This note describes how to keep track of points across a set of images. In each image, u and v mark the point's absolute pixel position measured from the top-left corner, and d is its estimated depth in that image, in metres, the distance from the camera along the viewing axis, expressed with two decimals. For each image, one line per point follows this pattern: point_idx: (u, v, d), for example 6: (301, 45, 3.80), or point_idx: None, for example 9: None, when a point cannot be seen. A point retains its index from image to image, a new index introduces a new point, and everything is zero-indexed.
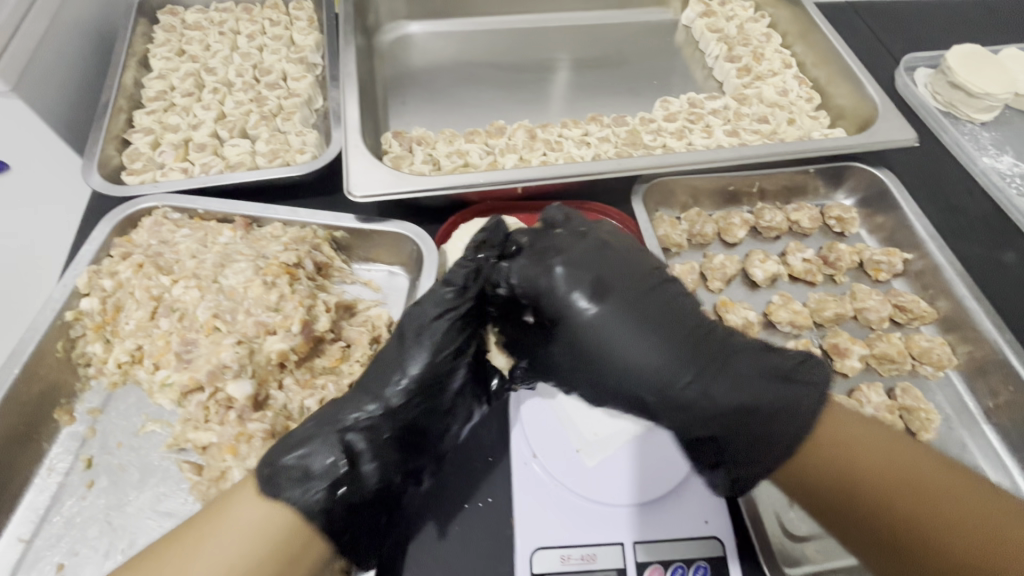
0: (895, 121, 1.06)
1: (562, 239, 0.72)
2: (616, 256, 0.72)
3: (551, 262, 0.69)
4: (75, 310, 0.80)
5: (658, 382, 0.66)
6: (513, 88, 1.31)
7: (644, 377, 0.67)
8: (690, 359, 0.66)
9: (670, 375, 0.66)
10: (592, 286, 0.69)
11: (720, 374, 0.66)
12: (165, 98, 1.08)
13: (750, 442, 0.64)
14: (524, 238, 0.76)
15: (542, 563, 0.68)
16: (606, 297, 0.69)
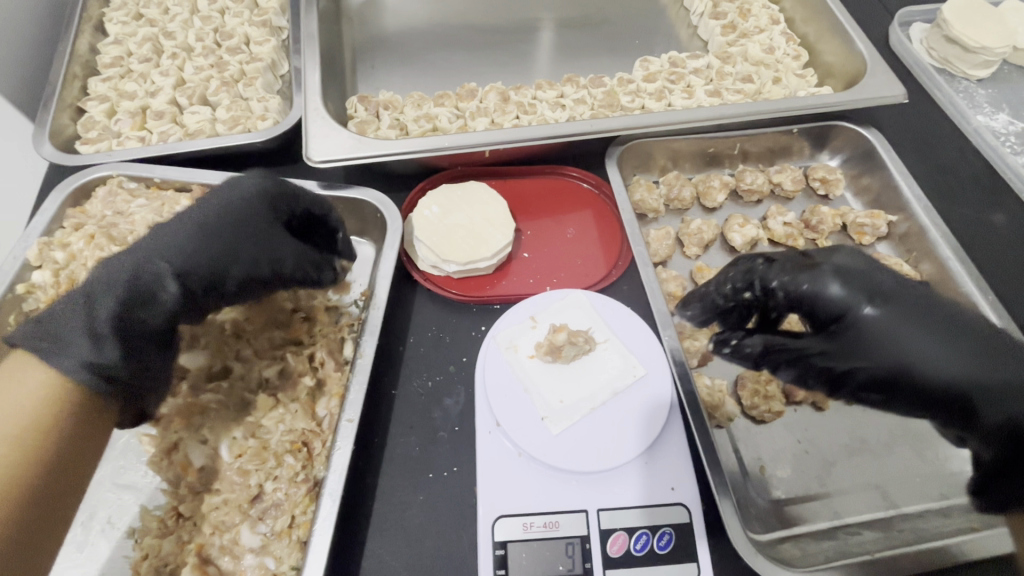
0: (884, 76, 1.01)
1: (826, 256, 0.69)
2: (878, 268, 0.68)
3: (840, 279, 0.67)
4: (26, 283, 0.78)
5: (926, 368, 0.64)
6: (489, 50, 1.26)
7: (907, 365, 0.65)
8: (964, 344, 0.65)
9: (960, 359, 0.64)
10: (868, 296, 0.66)
11: (996, 368, 0.64)
12: (122, 65, 1.04)
13: (1014, 407, 0.63)
14: (746, 273, 0.72)
15: (505, 530, 0.67)
16: (891, 299, 0.66)
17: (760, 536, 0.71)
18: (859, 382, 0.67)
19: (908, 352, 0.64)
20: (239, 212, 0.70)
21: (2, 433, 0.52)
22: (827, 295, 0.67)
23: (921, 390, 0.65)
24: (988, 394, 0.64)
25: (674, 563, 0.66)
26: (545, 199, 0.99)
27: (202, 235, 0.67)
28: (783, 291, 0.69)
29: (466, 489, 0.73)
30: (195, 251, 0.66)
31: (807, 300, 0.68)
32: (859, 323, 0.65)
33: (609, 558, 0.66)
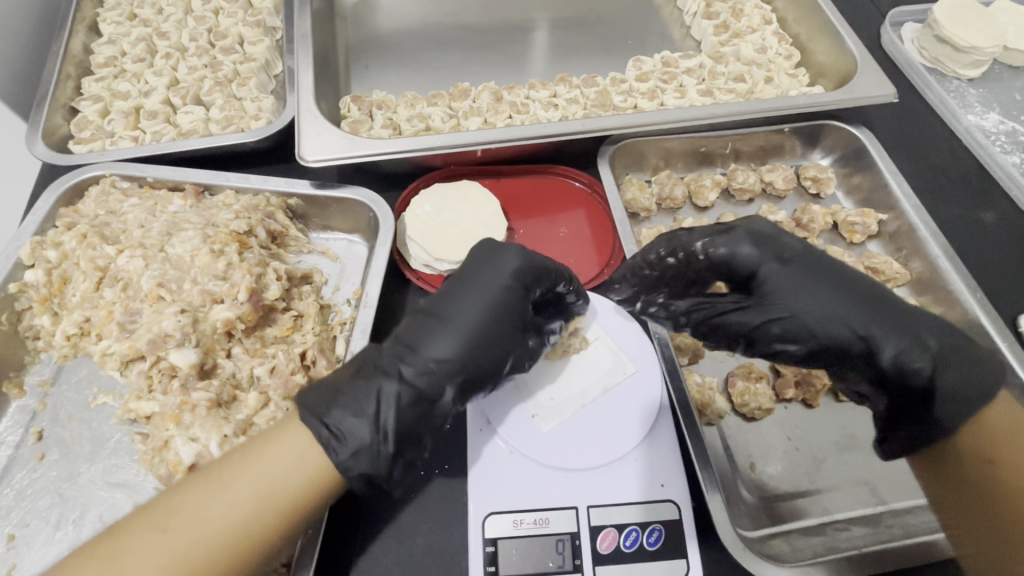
0: (875, 76, 1.01)
1: (742, 223, 0.76)
2: (788, 234, 0.75)
3: (750, 242, 0.74)
4: (19, 282, 0.78)
5: (831, 323, 0.69)
6: (483, 50, 1.26)
7: (810, 319, 0.69)
8: (864, 303, 0.70)
9: (864, 314, 0.70)
10: (778, 258, 0.73)
11: (898, 325, 0.69)
12: (115, 65, 1.04)
13: (914, 359, 0.68)
14: (670, 240, 0.78)
15: (496, 527, 0.67)
16: (797, 261, 0.72)
17: (748, 533, 0.71)
18: (777, 338, 0.70)
19: (814, 309, 0.70)
20: (479, 301, 0.69)
21: (259, 498, 0.54)
22: (738, 258, 0.74)
23: (830, 344, 0.70)
24: (889, 348, 0.69)
25: (664, 559, 0.67)
26: (537, 198, 0.99)
27: (456, 332, 0.67)
28: (705, 253, 0.76)
29: (457, 486, 0.73)
30: (356, 390, 0.63)
31: (722, 262, 0.75)
32: (768, 282, 0.72)
33: (599, 555, 0.66)
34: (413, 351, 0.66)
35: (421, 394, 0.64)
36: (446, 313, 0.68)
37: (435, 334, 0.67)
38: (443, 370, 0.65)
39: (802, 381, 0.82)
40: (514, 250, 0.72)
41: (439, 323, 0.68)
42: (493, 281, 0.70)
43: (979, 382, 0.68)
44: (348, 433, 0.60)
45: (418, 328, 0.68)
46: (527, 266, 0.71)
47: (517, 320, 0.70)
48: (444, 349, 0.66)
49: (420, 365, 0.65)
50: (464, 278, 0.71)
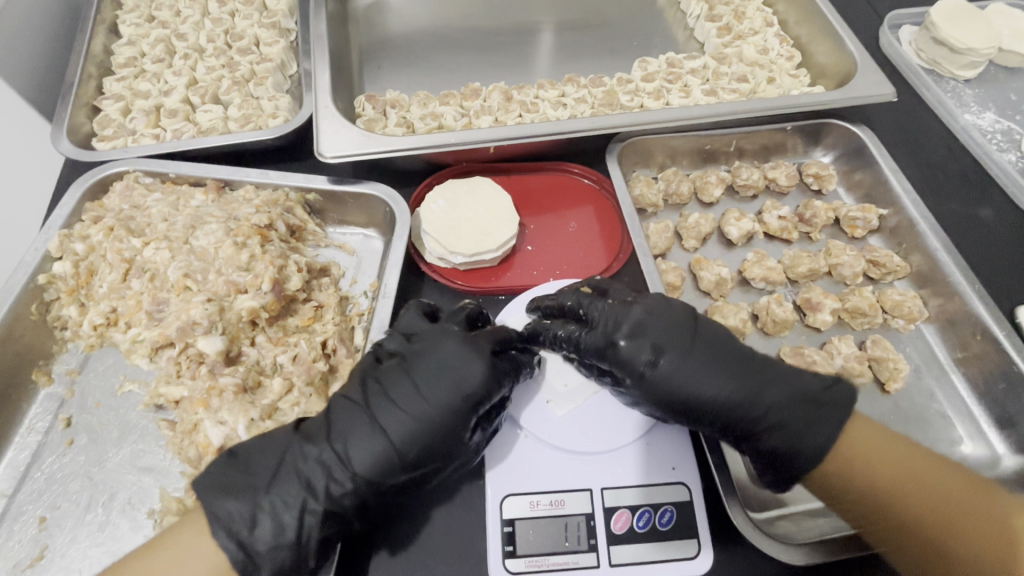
0: (874, 76, 1.05)
1: (599, 315, 0.72)
2: (665, 318, 0.69)
3: (625, 338, 0.68)
4: (47, 274, 0.80)
5: (705, 400, 0.66)
6: (491, 52, 1.29)
7: (690, 414, 0.68)
8: (756, 392, 0.66)
9: (740, 393, 0.66)
10: (652, 350, 0.68)
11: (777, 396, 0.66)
12: (135, 65, 1.07)
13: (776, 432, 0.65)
14: (540, 330, 0.76)
15: (513, 509, 0.70)
16: (677, 351, 0.68)
17: (757, 514, 0.74)
18: (656, 413, 0.71)
19: (690, 392, 0.66)
20: (427, 412, 0.65)
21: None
22: (610, 348, 0.69)
23: (710, 423, 0.68)
24: (769, 416, 0.65)
25: (675, 539, 0.69)
26: (547, 194, 1.02)
27: (392, 431, 0.64)
28: (578, 342, 0.72)
29: (475, 471, 0.76)
30: (283, 494, 0.61)
31: (598, 353, 0.70)
32: (650, 377, 0.67)
33: (613, 535, 0.69)
34: (344, 459, 0.63)
35: (338, 506, 0.63)
36: (386, 416, 0.65)
37: (368, 437, 0.64)
38: (378, 475, 0.64)
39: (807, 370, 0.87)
40: (478, 365, 0.67)
41: (370, 431, 0.64)
42: (439, 391, 0.66)
43: (820, 433, 0.64)
44: (261, 534, 0.59)
45: (344, 428, 0.65)
46: (489, 384, 0.67)
47: (461, 428, 0.66)
48: (369, 462, 0.63)
49: (351, 477, 0.63)
50: (414, 370, 0.68)
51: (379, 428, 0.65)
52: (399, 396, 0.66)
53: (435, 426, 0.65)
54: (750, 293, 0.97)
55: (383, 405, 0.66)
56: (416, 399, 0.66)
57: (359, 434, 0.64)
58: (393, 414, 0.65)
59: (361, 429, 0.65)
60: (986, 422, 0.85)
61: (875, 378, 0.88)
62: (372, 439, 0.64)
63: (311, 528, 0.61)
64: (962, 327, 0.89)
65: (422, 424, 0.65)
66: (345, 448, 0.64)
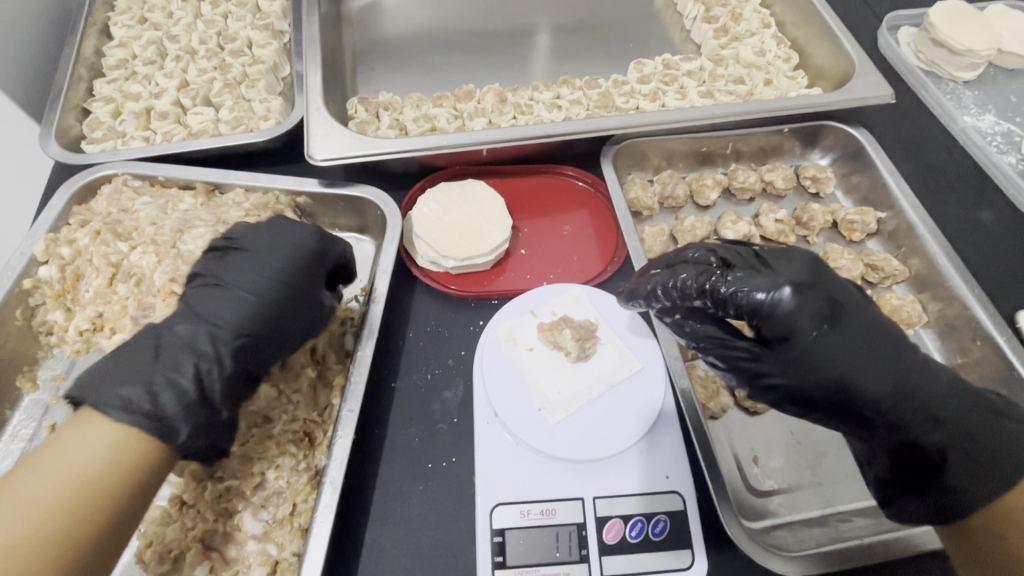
0: (872, 78, 1.03)
1: (785, 266, 0.62)
2: (829, 284, 0.63)
3: (793, 292, 0.61)
4: (33, 278, 0.79)
5: (854, 387, 0.62)
6: (486, 54, 1.28)
7: (844, 388, 0.62)
8: (892, 360, 0.62)
9: (891, 375, 0.62)
10: (822, 316, 0.61)
11: (914, 382, 0.62)
12: (126, 67, 1.06)
13: (940, 427, 0.63)
14: (700, 276, 0.67)
15: (503, 518, 0.69)
16: (839, 321, 0.62)
17: (752, 523, 0.73)
18: (781, 395, 0.65)
19: (837, 369, 0.61)
20: (267, 267, 0.71)
21: (57, 479, 0.49)
22: (775, 309, 0.61)
23: (845, 407, 0.64)
24: (907, 405, 0.62)
25: (669, 549, 0.68)
26: (541, 197, 1.01)
27: (249, 294, 0.69)
28: (733, 299, 0.63)
29: (465, 478, 0.75)
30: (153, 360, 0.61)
31: (764, 313, 0.62)
32: (803, 344, 0.61)
33: (605, 545, 0.67)
34: (208, 321, 0.66)
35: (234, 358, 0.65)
36: (238, 279, 0.70)
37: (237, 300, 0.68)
38: (231, 335, 0.66)
39: None
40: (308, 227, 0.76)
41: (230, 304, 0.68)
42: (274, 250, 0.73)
43: (1000, 466, 0.61)
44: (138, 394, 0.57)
45: (221, 306, 0.67)
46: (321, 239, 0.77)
47: (298, 295, 0.72)
48: (241, 320, 0.67)
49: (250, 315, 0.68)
50: (247, 251, 0.73)
51: (229, 292, 0.69)
52: (235, 271, 0.71)
53: (275, 290, 0.70)
54: None
55: (229, 274, 0.70)
56: (242, 273, 0.71)
57: (227, 304, 0.68)
58: (237, 282, 0.70)
59: (225, 299, 0.68)
60: None
61: None
62: (232, 306, 0.67)
63: (216, 388, 0.62)
64: (961, 332, 0.88)
65: (259, 292, 0.69)
66: (213, 314, 0.67)
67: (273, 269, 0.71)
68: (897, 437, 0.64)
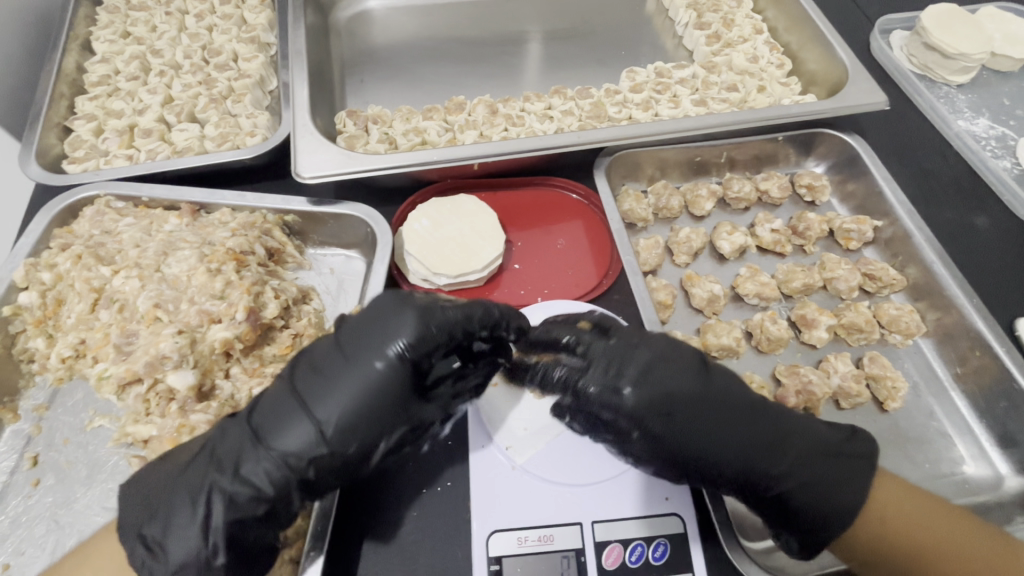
0: (865, 85, 1.02)
1: (625, 362, 0.64)
2: (676, 366, 0.65)
3: (633, 386, 0.63)
4: (13, 305, 0.77)
5: (713, 458, 0.64)
6: (477, 63, 1.26)
7: (703, 462, 0.64)
8: (746, 430, 0.65)
9: (745, 445, 0.64)
10: (660, 401, 0.64)
11: (778, 442, 0.65)
12: (109, 83, 1.04)
13: (789, 480, 0.64)
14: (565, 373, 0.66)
15: (500, 545, 0.67)
16: (682, 408, 0.64)
17: (755, 544, 0.71)
18: (664, 472, 0.66)
19: (695, 453, 0.64)
20: (351, 386, 0.62)
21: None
22: (621, 402, 0.63)
23: (717, 478, 0.65)
24: (778, 470, 0.64)
25: (670, 574, 0.66)
26: (534, 210, 1.00)
27: (319, 423, 0.61)
28: (590, 395, 0.64)
29: (460, 502, 0.72)
30: (189, 487, 0.61)
31: (606, 405, 0.64)
32: (659, 428, 0.63)
33: (605, 571, 0.66)
34: (270, 451, 0.61)
35: (263, 491, 0.60)
36: (320, 405, 0.62)
37: (255, 454, 0.61)
38: (300, 463, 0.60)
39: (803, 389, 0.83)
40: (408, 316, 0.64)
41: (349, 422, 0.61)
42: (372, 357, 0.63)
43: (846, 495, 0.64)
44: (171, 546, 0.59)
45: (246, 454, 0.61)
46: (413, 335, 0.63)
47: (389, 406, 0.63)
48: (295, 443, 0.61)
49: (267, 464, 0.61)
50: (345, 352, 0.64)
51: (315, 400, 0.62)
52: (336, 375, 0.63)
53: (378, 395, 0.62)
54: (743, 309, 0.95)
55: (321, 387, 0.63)
56: (340, 373, 0.63)
57: (284, 435, 0.61)
58: (320, 390, 0.63)
59: (327, 400, 0.62)
60: (988, 441, 0.83)
61: (874, 398, 0.85)
62: (298, 432, 0.61)
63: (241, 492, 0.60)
64: (960, 341, 0.87)
65: (362, 390, 0.62)
66: (273, 435, 0.62)
67: (373, 349, 0.64)
68: (769, 495, 0.65)
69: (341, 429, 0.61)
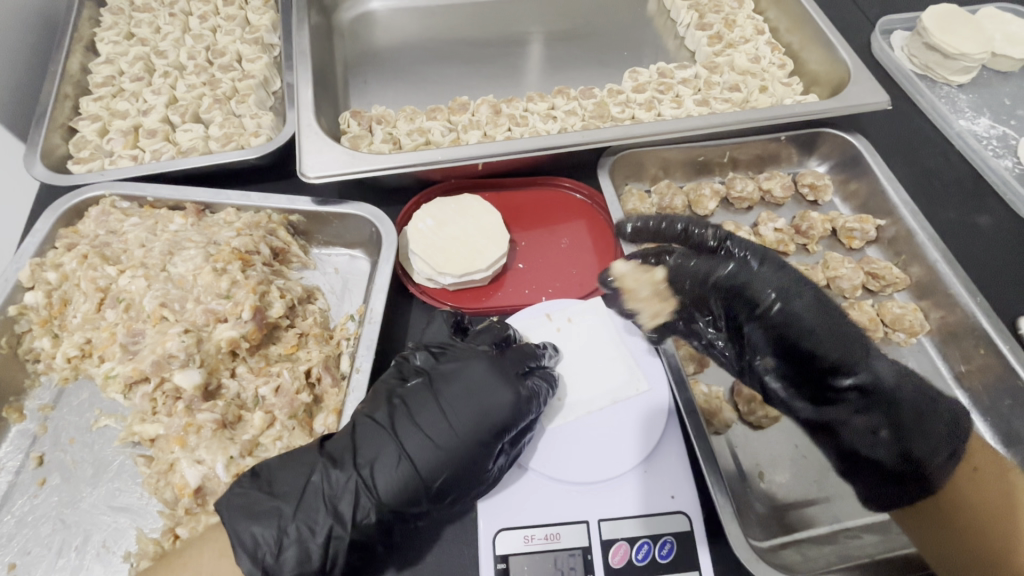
0: (868, 84, 1.03)
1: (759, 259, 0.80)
2: (779, 273, 0.79)
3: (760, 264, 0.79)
4: (19, 304, 0.77)
5: (814, 350, 0.75)
6: (480, 64, 1.27)
7: (804, 346, 0.75)
8: (843, 341, 0.75)
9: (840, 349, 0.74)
10: (780, 290, 0.78)
11: (863, 358, 0.74)
12: (113, 84, 1.04)
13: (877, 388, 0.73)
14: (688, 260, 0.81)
15: (506, 544, 0.67)
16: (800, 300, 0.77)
17: (761, 542, 0.71)
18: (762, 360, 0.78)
19: (798, 335, 0.76)
20: (453, 442, 0.65)
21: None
22: (750, 277, 0.79)
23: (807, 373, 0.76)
24: (855, 378, 0.73)
25: (676, 571, 0.66)
26: (538, 210, 1.00)
27: (426, 469, 0.64)
28: (728, 275, 0.80)
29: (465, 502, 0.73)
30: (302, 524, 0.61)
31: (733, 284, 0.79)
32: (769, 309, 0.78)
33: (611, 569, 0.66)
34: (376, 488, 0.63)
35: (369, 534, 0.64)
36: (435, 467, 0.64)
37: (369, 502, 0.63)
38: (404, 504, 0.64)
39: None
40: (508, 396, 0.66)
41: (464, 483, 0.66)
42: (476, 434, 0.65)
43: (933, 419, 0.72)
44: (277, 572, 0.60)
45: (360, 502, 0.63)
46: (515, 411, 0.66)
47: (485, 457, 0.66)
48: (404, 486, 0.64)
49: (375, 504, 0.63)
50: (444, 404, 0.67)
51: (418, 441, 0.65)
52: (434, 420, 0.66)
53: (476, 446, 0.65)
54: None
55: (422, 427, 0.66)
56: (447, 419, 0.66)
57: (387, 474, 0.64)
58: (425, 435, 0.65)
59: (431, 448, 0.65)
60: (993, 439, 0.83)
61: None
62: (404, 473, 0.64)
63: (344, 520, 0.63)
64: (964, 339, 0.87)
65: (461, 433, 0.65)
66: (379, 471, 0.64)
67: (469, 397, 0.67)
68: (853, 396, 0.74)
69: (449, 473, 0.65)
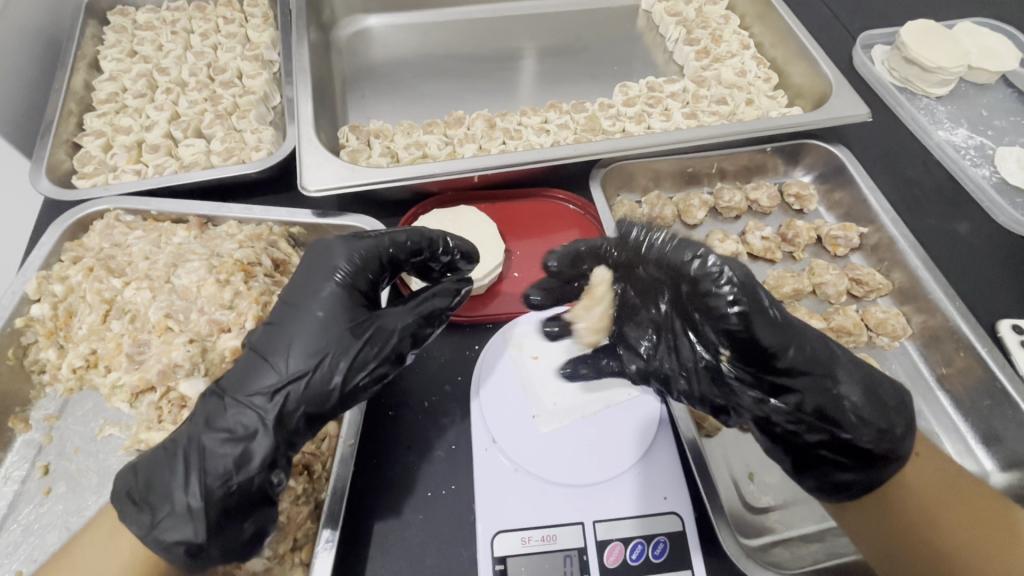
0: (848, 97, 1.07)
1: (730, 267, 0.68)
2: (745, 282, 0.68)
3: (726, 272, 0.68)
4: (25, 316, 0.79)
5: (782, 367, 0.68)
6: (475, 79, 1.30)
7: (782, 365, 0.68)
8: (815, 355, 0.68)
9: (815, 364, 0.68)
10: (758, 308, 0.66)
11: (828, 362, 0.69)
12: (116, 100, 1.07)
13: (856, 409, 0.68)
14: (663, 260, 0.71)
15: (504, 545, 0.69)
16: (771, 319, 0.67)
17: (751, 541, 0.73)
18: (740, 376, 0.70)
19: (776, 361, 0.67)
20: (304, 323, 0.67)
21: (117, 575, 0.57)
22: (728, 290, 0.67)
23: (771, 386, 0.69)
24: (812, 381, 0.68)
25: (669, 570, 0.68)
26: (532, 220, 1.03)
27: (283, 356, 0.65)
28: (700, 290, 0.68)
29: (464, 506, 0.75)
30: (167, 447, 0.63)
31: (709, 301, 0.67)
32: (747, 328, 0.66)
33: (606, 569, 0.68)
34: (229, 391, 0.64)
35: (237, 434, 0.62)
36: (274, 350, 0.65)
37: (221, 405, 0.63)
38: (267, 398, 0.63)
39: None
40: (341, 248, 0.71)
41: (313, 351, 0.65)
42: (316, 303, 0.68)
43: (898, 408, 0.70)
44: (154, 505, 0.60)
45: (213, 410, 0.63)
46: (353, 264, 0.70)
47: (345, 324, 0.67)
48: (263, 380, 0.64)
49: (239, 404, 0.63)
50: (293, 301, 0.69)
51: (269, 335, 0.67)
52: (286, 317, 0.67)
53: (330, 312, 0.67)
54: None
55: (274, 328, 0.67)
56: (298, 310, 0.68)
57: (247, 380, 0.64)
58: (277, 333, 0.66)
59: (282, 337, 0.66)
60: (974, 439, 0.85)
61: None
62: (267, 371, 0.64)
63: (214, 428, 0.62)
64: (945, 343, 0.90)
65: (313, 312, 0.67)
66: (237, 381, 0.64)
67: (317, 282, 0.69)
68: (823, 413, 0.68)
69: (304, 350, 0.65)
